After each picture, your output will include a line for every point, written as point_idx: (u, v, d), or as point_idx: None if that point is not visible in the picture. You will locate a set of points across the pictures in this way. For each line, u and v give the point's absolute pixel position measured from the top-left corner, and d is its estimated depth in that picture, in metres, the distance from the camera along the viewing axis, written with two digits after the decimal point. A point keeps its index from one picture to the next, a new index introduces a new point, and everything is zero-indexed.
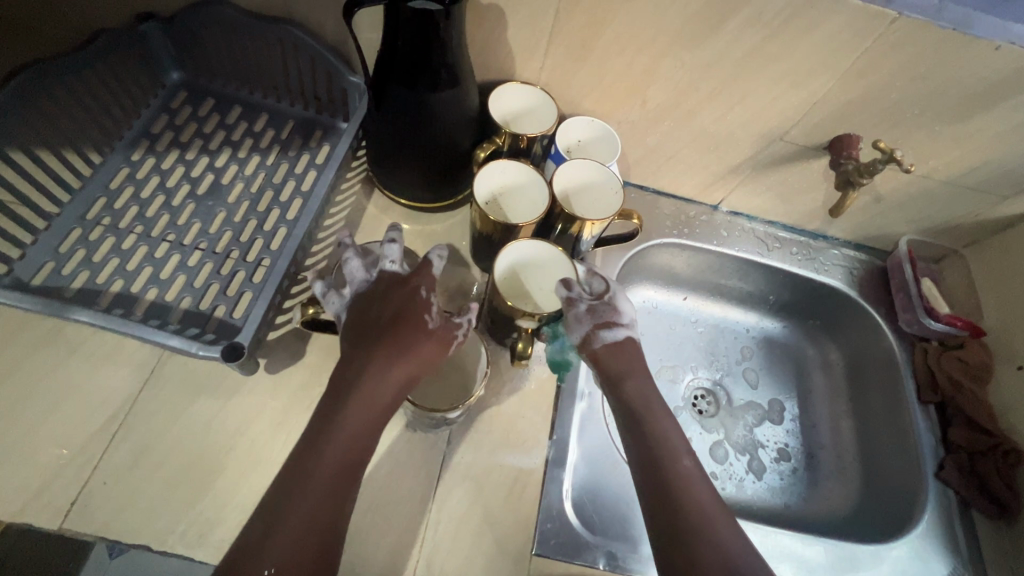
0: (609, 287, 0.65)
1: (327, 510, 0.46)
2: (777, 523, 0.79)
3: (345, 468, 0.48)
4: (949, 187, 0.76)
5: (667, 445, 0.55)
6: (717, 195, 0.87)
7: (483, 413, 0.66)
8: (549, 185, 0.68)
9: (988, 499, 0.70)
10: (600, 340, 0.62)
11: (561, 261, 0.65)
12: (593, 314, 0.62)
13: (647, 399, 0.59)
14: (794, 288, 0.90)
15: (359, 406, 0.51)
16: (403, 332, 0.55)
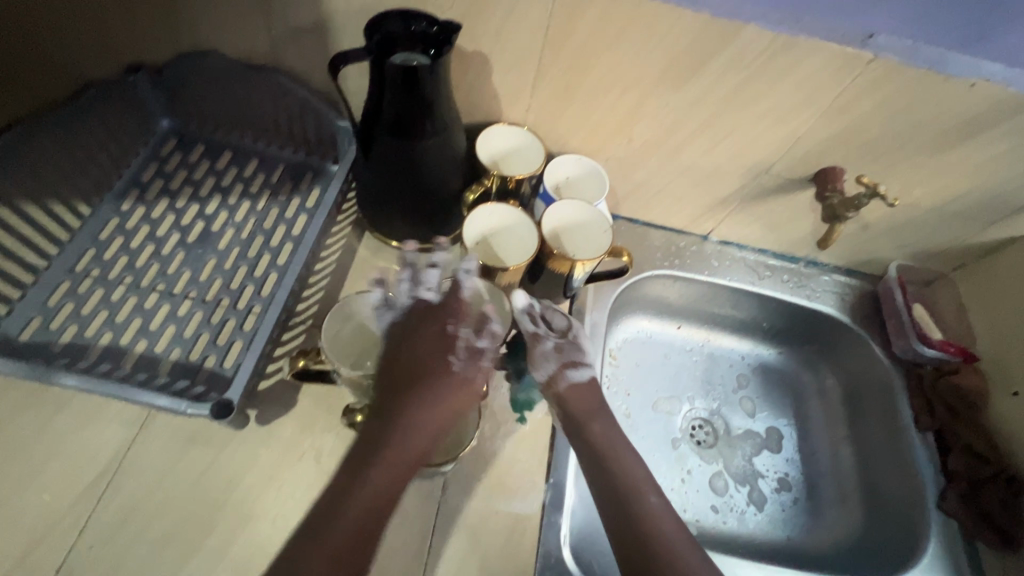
0: (572, 326, 0.67)
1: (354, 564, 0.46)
2: (780, 558, 0.77)
3: (371, 522, 0.48)
4: (936, 214, 0.77)
5: (633, 481, 0.56)
6: (707, 226, 0.88)
7: (477, 459, 0.65)
8: (538, 226, 0.69)
9: (993, 530, 0.69)
10: (566, 379, 0.63)
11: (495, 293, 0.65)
12: (558, 353, 0.64)
13: (615, 439, 0.60)
14: (787, 315, 0.90)
15: (383, 457, 0.51)
16: (440, 388, 0.56)
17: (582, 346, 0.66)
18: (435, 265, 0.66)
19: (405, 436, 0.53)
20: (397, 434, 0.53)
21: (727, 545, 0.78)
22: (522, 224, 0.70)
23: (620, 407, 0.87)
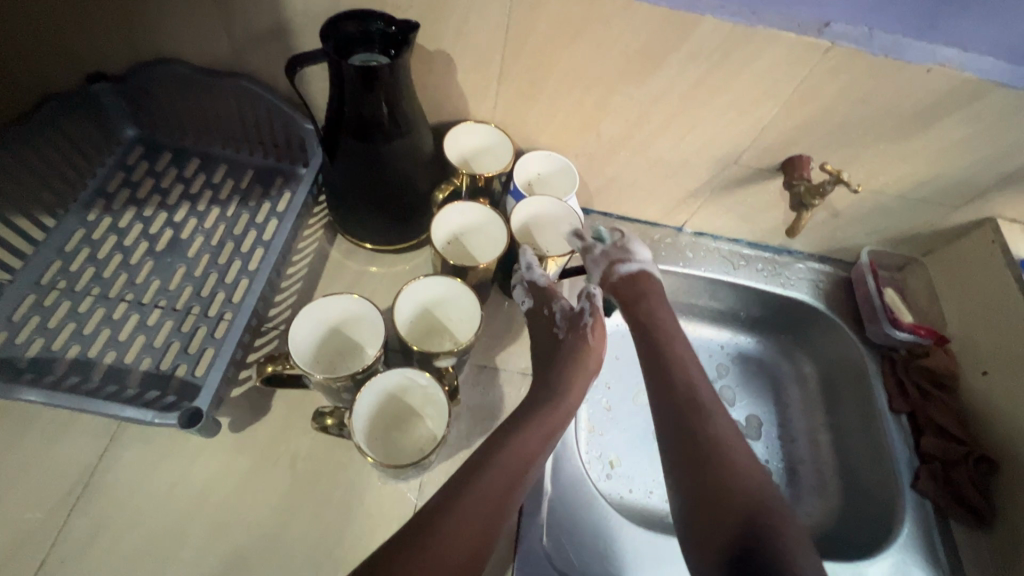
0: (626, 238, 0.73)
1: (473, 542, 0.46)
2: None
3: (484, 505, 0.49)
4: (903, 200, 0.78)
5: (683, 372, 0.61)
6: (681, 217, 0.88)
7: (453, 457, 0.65)
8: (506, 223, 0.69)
9: (965, 508, 0.70)
10: (617, 274, 0.70)
11: (465, 293, 0.64)
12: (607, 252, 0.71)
13: (691, 383, 0.60)
14: (764, 303, 0.91)
15: (496, 453, 0.53)
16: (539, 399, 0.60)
17: (631, 249, 0.72)
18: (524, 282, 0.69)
19: (525, 437, 0.55)
20: (521, 436, 0.55)
21: None
22: (489, 220, 0.70)
23: (600, 401, 0.87)
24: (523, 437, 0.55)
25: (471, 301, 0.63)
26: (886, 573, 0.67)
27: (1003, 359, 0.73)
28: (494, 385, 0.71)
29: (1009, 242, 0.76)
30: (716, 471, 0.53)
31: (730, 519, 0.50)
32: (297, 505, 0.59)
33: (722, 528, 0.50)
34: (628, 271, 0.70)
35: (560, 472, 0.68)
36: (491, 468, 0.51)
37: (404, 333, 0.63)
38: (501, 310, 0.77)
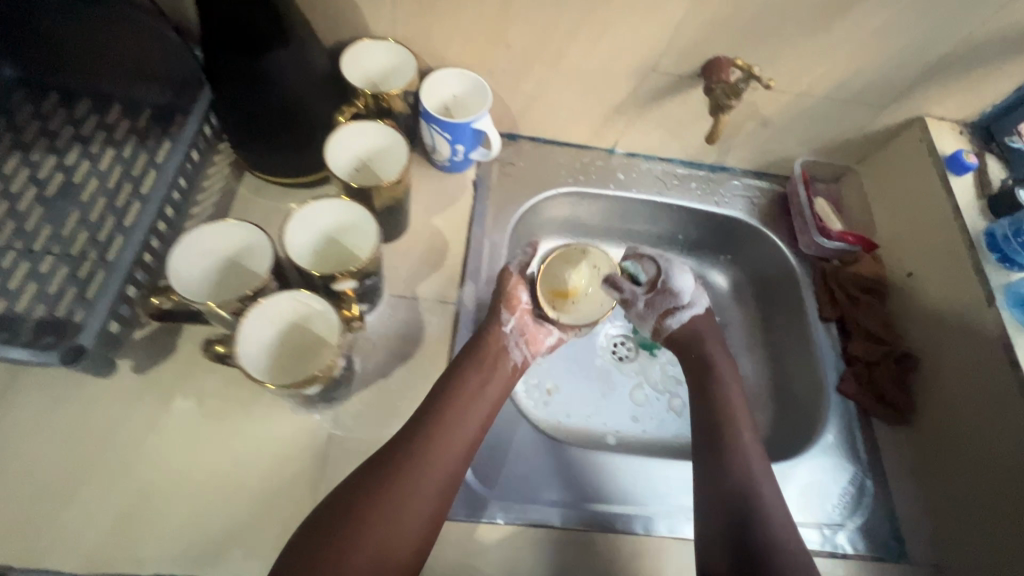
0: (662, 271, 0.76)
1: (438, 490, 0.56)
2: None
3: (451, 458, 0.58)
4: (829, 102, 0.75)
5: (730, 412, 0.69)
6: (610, 137, 0.85)
7: (371, 386, 0.64)
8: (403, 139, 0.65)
9: (886, 406, 0.71)
10: (666, 326, 0.77)
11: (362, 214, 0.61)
12: (650, 307, 0.76)
13: (729, 413, 0.69)
14: (700, 223, 0.89)
15: (451, 406, 0.61)
16: (467, 351, 0.66)
17: (675, 287, 0.76)
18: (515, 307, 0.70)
19: (474, 392, 0.63)
20: (470, 386, 0.63)
21: (646, 451, 0.81)
22: (387, 133, 0.66)
23: None
24: (465, 384, 0.63)
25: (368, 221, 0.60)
26: (806, 477, 0.68)
27: (926, 258, 0.73)
28: (413, 314, 0.69)
29: (936, 139, 0.74)
30: (727, 437, 0.66)
31: (726, 512, 0.61)
32: (208, 440, 0.58)
33: (719, 512, 0.61)
34: (671, 325, 0.77)
35: None
36: (444, 424, 0.60)
37: (299, 259, 0.59)
38: (421, 241, 0.74)
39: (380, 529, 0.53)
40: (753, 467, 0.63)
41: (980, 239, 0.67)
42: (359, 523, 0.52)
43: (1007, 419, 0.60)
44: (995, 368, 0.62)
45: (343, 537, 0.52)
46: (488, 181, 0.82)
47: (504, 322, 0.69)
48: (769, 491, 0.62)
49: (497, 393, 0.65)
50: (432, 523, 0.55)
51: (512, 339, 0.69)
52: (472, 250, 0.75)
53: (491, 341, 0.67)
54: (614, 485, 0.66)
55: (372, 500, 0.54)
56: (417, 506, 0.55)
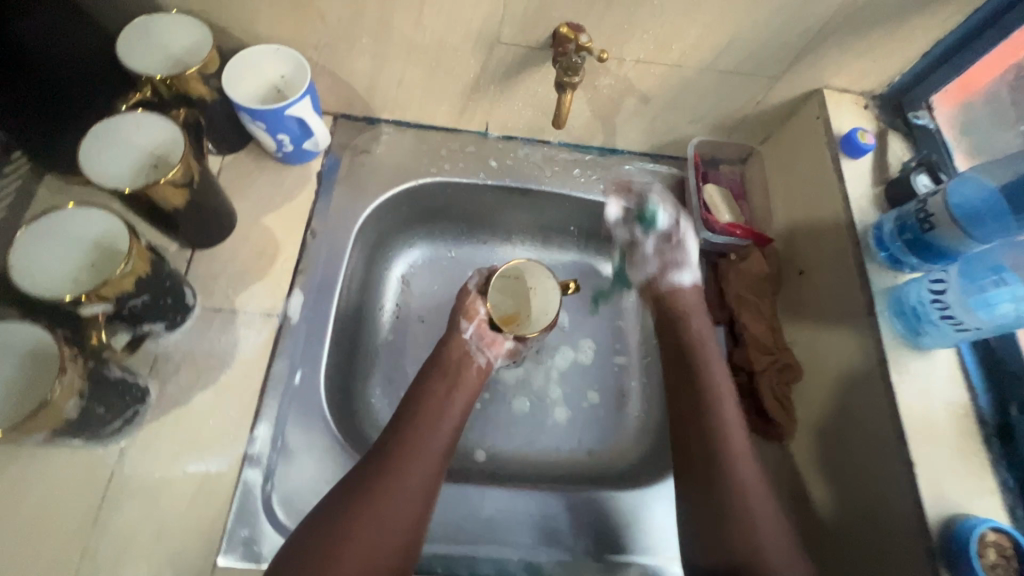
0: (677, 225, 0.71)
1: (415, 510, 0.52)
2: (575, 478, 0.72)
3: (425, 474, 0.54)
4: (712, 74, 0.65)
5: (719, 415, 0.58)
6: (479, 119, 0.75)
7: (168, 414, 0.57)
8: (161, 121, 0.56)
9: (766, 423, 0.62)
10: (666, 281, 0.70)
11: (103, 215, 0.52)
12: (658, 258, 0.72)
13: (715, 408, 0.58)
14: (589, 214, 0.80)
15: (420, 422, 0.58)
16: (432, 365, 0.64)
17: (686, 249, 0.70)
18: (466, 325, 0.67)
19: (443, 406, 0.60)
20: (435, 398, 0.61)
21: (519, 478, 0.72)
22: (147, 120, 0.56)
23: (408, 336, 0.77)
24: (435, 399, 0.61)
25: (112, 222, 0.52)
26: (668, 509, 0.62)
27: (816, 256, 0.64)
28: (228, 329, 0.62)
29: (834, 117, 0.65)
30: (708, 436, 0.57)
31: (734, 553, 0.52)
32: None
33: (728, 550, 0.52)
34: (678, 282, 0.69)
35: (309, 425, 0.60)
36: (414, 439, 0.56)
37: (43, 287, 0.50)
38: (247, 245, 0.66)
39: (356, 555, 0.48)
40: (738, 468, 0.55)
41: (868, 235, 0.58)
42: (333, 546, 0.48)
43: (876, 444, 0.52)
44: (870, 383, 0.54)
45: (317, 565, 0.47)
46: (336, 172, 0.73)
47: (463, 331, 0.67)
48: (739, 478, 0.55)
49: (465, 405, 0.63)
50: (409, 546, 0.51)
51: (473, 346, 0.66)
52: (308, 254, 0.67)
53: (450, 351, 0.65)
54: (442, 519, 0.59)
55: (346, 523, 0.49)
56: (395, 528, 0.51)
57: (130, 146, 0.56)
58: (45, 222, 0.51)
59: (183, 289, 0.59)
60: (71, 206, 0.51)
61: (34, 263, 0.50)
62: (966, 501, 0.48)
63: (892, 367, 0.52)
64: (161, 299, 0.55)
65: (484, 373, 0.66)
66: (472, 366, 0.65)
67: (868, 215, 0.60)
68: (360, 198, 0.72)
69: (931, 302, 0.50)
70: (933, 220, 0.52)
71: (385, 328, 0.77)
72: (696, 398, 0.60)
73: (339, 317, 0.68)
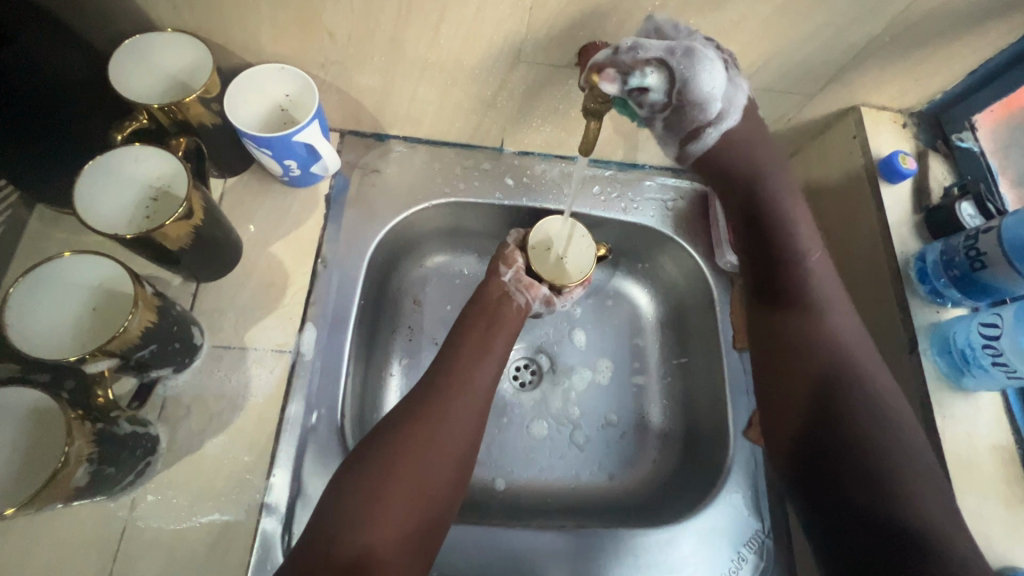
0: (676, 80, 0.51)
1: (457, 451, 0.54)
2: (597, 511, 0.69)
3: (470, 411, 0.56)
4: (745, 91, 0.61)
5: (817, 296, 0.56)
6: (495, 135, 0.71)
7: (180, 462, 0.55)
8: (162, 157, 0.53)
9: None
10: (694, 149, 0.58)
11: (107, 264, 0.49)
12: (670, 127, 0.56)
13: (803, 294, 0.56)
14: (610, 232, 0.77)
15: (463, 358, 0.59)
16: (473, 303, 0.65)
17: (701, 96, 0.52)
18: (505, 269, 0.65)
19: (485, 344, 0.61)
20: (477, 334, 0.62)
21: (541, 511, 0.68)
22: (145, 152, 0.52)
23: (420, 361, 0.73)
24: (479, 335, 0.62)
25: (116, 271, 0.49)
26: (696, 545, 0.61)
27: (850, 284, 0.62)
28: (239, 368, 0.59)
29: (871, 136, 0.62)
30: (833, 386, 0.52)
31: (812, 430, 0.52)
32: None
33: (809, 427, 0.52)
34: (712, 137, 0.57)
35: (326, 468, 0.58)
36: (459, 373, 0.58)
37: (52, 343, 0.47)
38: (256, 276, 0.63)
39: (409, 478, 0.50)
40: (840, 345, 0.54)
41: (909, 266, 0.56)
42: (388, 473, 0.50)
43: None
44: (912, 426, 0.53)
45: (370, 490, 0.49)
46: (345, 195, 0.69)
47: (503, 275, 0.65)
48: (871, 423, 0.49)
49: (507, 339, 0.63)
50: (457, 475, 0.53)
51: (512, 288, 0.65)
52: (319, 284, 0.64)
53: (488, 293, 0.65)
54: (470, 564, 0.58)
55: (397, 453, 0.51)
56: (442, 457, 0.53)
57: (128, 183, 0.53)
58: (45, 275, 0.48)
59: (191, 329, 0.56)
60: (69, 254, 0.48)
61: (34, 319, 0.47)
62: (1011, 550, 0.47)
63: (935, 409, 0.51)
64: (169, 345, 0.52)
65: (523, 313, 0.65)
66: (511, 306, 0.64)
67: (909, 244, 0.57)
68: (372, 222, 0.69)
69: (982, 347, 0.49)
70: (985, 259, 0.50)
71: (397, 354, 0.73)
72: (809, 340, 0.54)
73: (354, 349, 0.66)
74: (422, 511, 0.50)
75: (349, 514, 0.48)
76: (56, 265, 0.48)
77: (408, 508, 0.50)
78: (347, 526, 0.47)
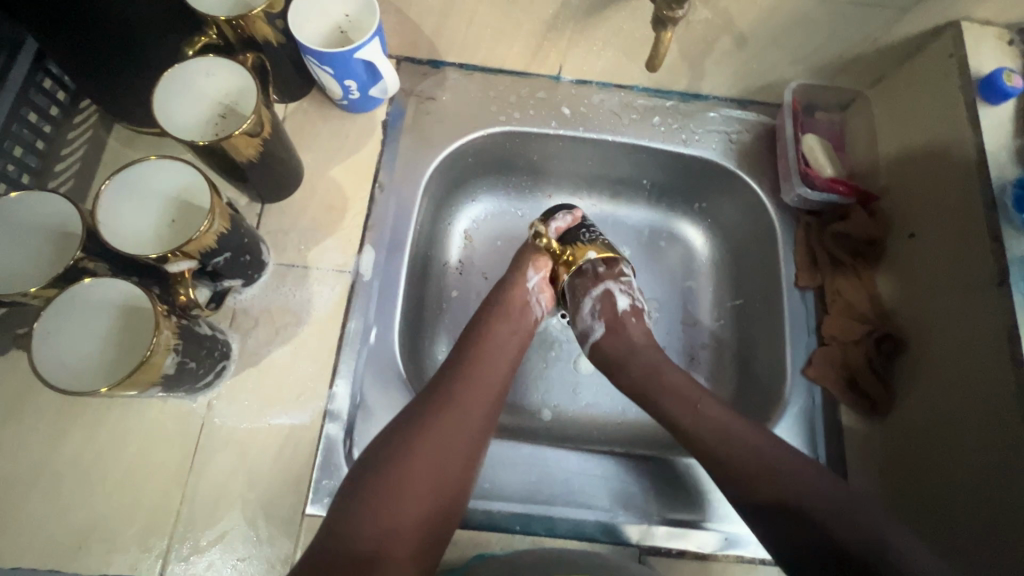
0: (791, 125, 0.69)
1: (471, 435, 0.55)
2: (642, 446, 0.70)
3: (484, 398, 0.58)
4: (830, 5, 0.57)
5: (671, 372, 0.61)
6: (552, 61, 0.69)
7: (249, 369, 0.58)
8: (229, 65, 0.54)
9: (857, 395, 0.61)
10: (800, 196, 0.67)
11: (186, 171, 0.51)
12: (794, 166, 0.67)
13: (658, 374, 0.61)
14: (667, 166, 0.74)
15: (479, 363, 0.59)
16: (494, 307, 0.64)
17: (815, 166, 0.67)
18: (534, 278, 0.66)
19: (502, 346, 0.62)
20: (494, 342, 0.62)
21: (586, 441, 0.69)
22: (216, 66, 0.54)
23: (473, 293, 0.75)
24: (494, 343, 0.62)
25: (194, 178, 0.51)
26: None
27: (932, 216, 0.58)
28: (302, 285, 0.61)
29: (971, 55, 0.56)
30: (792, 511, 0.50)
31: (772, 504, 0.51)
32: (68, 426, 0.54)
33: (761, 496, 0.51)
34: (798, 195, 0.67)
35: (385, 383, 0.60)
36: (471, 380, 0.58)
37: (147, 240, 0.51)
38: (316, 199, 0.65)
39: (427, 467, 0.52)
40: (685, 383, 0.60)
41: (1005, 194, 0.52)
42: (397, 469, 0.51)
43: (996, 428, 0.49)
44: (993, 363, 0.50)
45: (387, 484, 0.50)
46: (401, 121, 0.69)
47: (528, 281, 0.66)
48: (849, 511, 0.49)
49: (518, 353, 0.63)
50: (469, 469, 0.53)
51: (534, 298, 0.66)
52: (376, 209, 0.65)
53: (513, 297, 0.65)
54: (516, 480, 0.59)
55: (415, 436, 0.52)
56: (459, 444, 0.54)
57: (201, 97, 0.55)
58: (126, 172, 0.49)
59: (259, 245, 0.58)
60: (153, 158, 0.49)
61: (117, 217, 0.50)
62: None
63: (1023, 343, 0.48)
64: (240, 256, 0.55)
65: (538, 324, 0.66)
66: (529, 317, 0.65)
67: (1005, 171, 0.53)
68: (426, 148, 0.68)
69: None
70: None
71: (449, 284, 0.74)
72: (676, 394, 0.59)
73: (409, 272, 0.67)
74: (438, 499, 0.51)
75: (376, 495, 0.49)
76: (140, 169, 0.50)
77: (425, 493, 0.51)
78: (367, 516, 0.48)
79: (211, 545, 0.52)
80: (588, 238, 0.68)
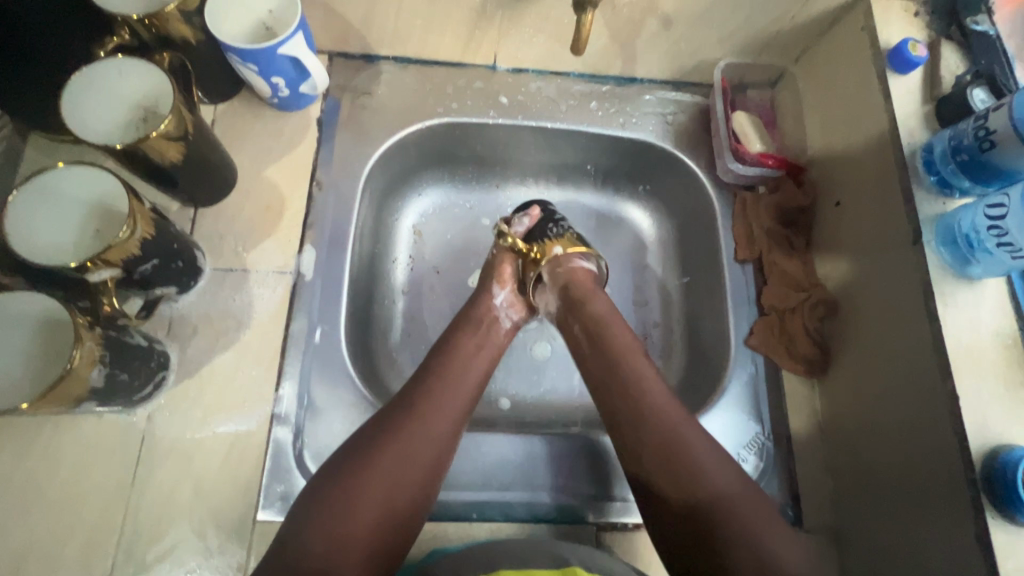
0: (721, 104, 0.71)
1: (438, 446, 0.53)
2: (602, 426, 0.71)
3: (452, 409, 0.55)
4: None
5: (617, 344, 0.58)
6: (486, 50, 0.69)
7: (191, 375, 0.56)
8: (141, 65, 0.52)
9: (797, 359, 0.63)
10: (733, 171, 0.69)
11: (104, 179, 0.49)
12: (725, 140, 0.69)
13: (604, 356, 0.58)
14: (607, 150, 0.75)
15: (450, 370, 0.58)
16: (463, 319, 0.64)
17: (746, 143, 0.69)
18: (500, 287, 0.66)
19: (475, 354, 0.61)
20: (466, 348, 0.60)
21: (545, 425, 0.70)
22: (128, 65, 0.52)
23: (425, 287, 0.74)
24: (465, 352, 0.60)
25: (112, 184, 0.49)
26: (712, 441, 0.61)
27: (855, 183, 0.61)
28: (241, 288, 0.60)
29: (880, 27, 0.59)
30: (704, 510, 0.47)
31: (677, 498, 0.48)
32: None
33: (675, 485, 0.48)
34: (730, 169, 0.69)
35: (334, 382, 0.60)
36: (438, 386, 0.56)
37: (66, 252, 0.48)
38: (253, 201, 0.63)
39: (387, 478, 0.49)
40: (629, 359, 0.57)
41: (916, 158, 0.55)
42: (357, 483, 0.48)
43: (919, 380, 0.51)
44: (914, 318, 0.52)
45: (342, 494, 0.48)
46: (337, 117, 0.68)
47: (495, 292, 0.65)
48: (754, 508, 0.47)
49: (488, 365, 0.61)
50: (431, 480, 0.51)
51: (502, 311, 0.65)
52: (316, 207, 0.64)
53: (480, 308, 0.64)
54: (473, 470, 0.59)
55: (379, 446, 0.51)
56: (423, 455, 0.52)
57: (117, 101, 0.53)
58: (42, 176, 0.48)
59: (193, 251, 0.57)
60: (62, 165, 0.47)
61: (30, 227, 0.48)
62: (1009, 432, 0.47)
63: (938, 298, 0.50)
64: (171, 263, 0.53)
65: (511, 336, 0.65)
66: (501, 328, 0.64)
67: (916, 137, 0.56)
68: (364, 144, 0.68)
69: (987, 229, 0.48)
70: (994, 138, 0.49)
71: (399, 280, 0.74)
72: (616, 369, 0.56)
73: (354, 269, 0.66)
74: (398, 510, 0.49)
75: (335, 506, 0.47)
76: (54, 174, 0.48)
77: (385, 505, 0.49)
78: (320, 528, 0.46)
79: (158, 561, 0.51)
80: (553, 233, 0.67)
